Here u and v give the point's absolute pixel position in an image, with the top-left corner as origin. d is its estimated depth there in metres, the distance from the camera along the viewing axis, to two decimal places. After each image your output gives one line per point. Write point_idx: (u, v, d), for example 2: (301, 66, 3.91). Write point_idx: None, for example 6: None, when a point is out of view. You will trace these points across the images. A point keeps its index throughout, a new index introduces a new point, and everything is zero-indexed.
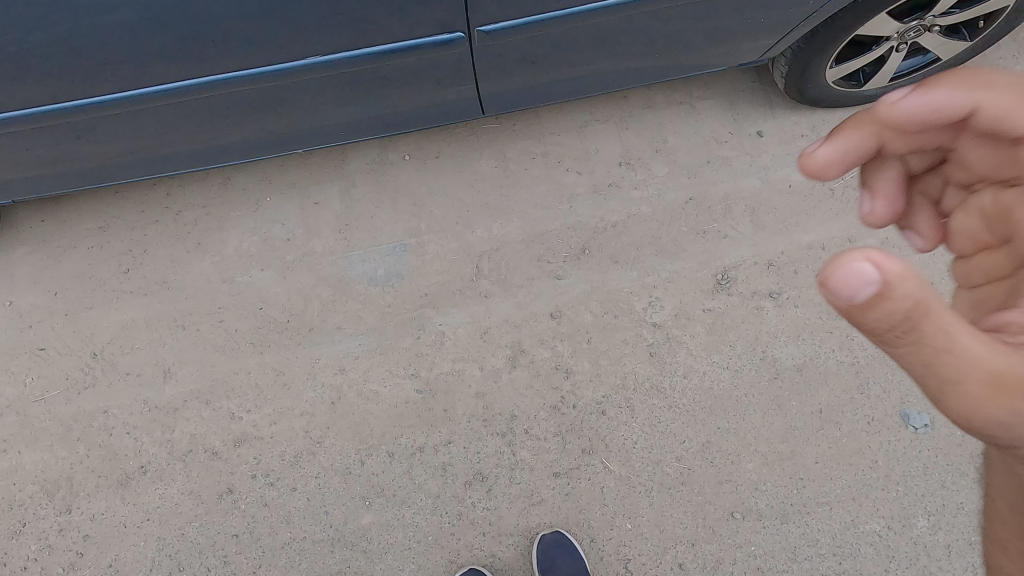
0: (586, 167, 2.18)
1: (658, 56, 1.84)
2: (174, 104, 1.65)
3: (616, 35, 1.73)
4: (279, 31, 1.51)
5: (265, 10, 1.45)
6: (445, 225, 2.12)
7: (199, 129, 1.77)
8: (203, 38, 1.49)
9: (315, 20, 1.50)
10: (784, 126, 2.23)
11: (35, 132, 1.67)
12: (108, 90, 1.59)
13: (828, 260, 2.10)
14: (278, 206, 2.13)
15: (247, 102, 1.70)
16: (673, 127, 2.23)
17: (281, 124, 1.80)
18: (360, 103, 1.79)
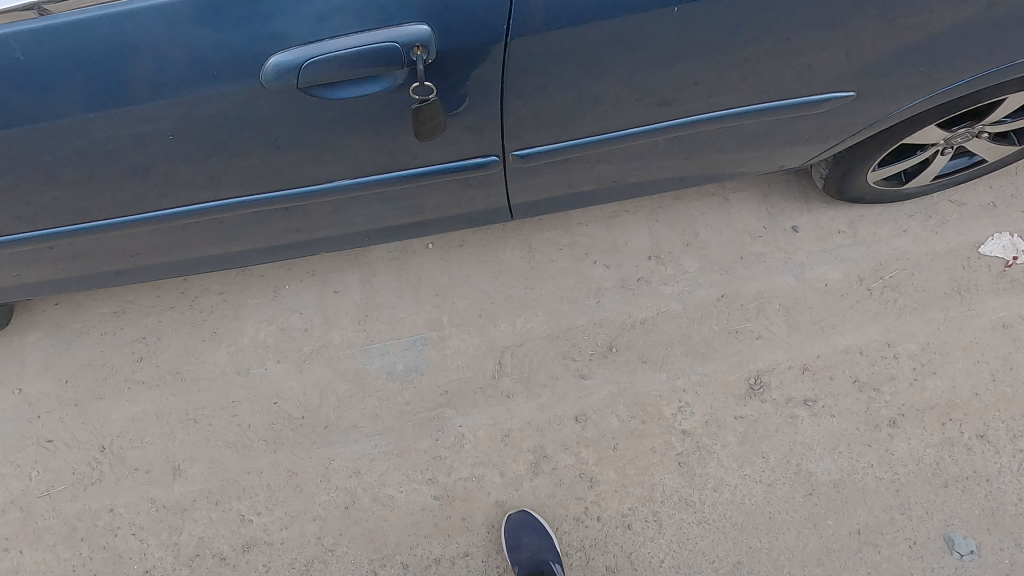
0: (613, 260, 2.11)
1: (695, 168, 1.77)
2: (188, 229, 1.58)
3: (652, 148, 1.65)
4: (303, 158, 1.43)
5: (285, 137, 1.35)
6: (468, 318, 2.05)
7: (216, 250, 1.69)
8: (217, 161, 1.39)
9: (339, 150, 1.41)
10: (819, 221, 2.15)
11: (46, 255, 1.60)
12: (110, 211, 1.49)
13: (866, 365, 2.01)
14: (296, 295, 2.08)
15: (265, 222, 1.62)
16: (704, 220, 2.16)
17: (300, 242, 1.72)
18: (383, 221, 1.69)
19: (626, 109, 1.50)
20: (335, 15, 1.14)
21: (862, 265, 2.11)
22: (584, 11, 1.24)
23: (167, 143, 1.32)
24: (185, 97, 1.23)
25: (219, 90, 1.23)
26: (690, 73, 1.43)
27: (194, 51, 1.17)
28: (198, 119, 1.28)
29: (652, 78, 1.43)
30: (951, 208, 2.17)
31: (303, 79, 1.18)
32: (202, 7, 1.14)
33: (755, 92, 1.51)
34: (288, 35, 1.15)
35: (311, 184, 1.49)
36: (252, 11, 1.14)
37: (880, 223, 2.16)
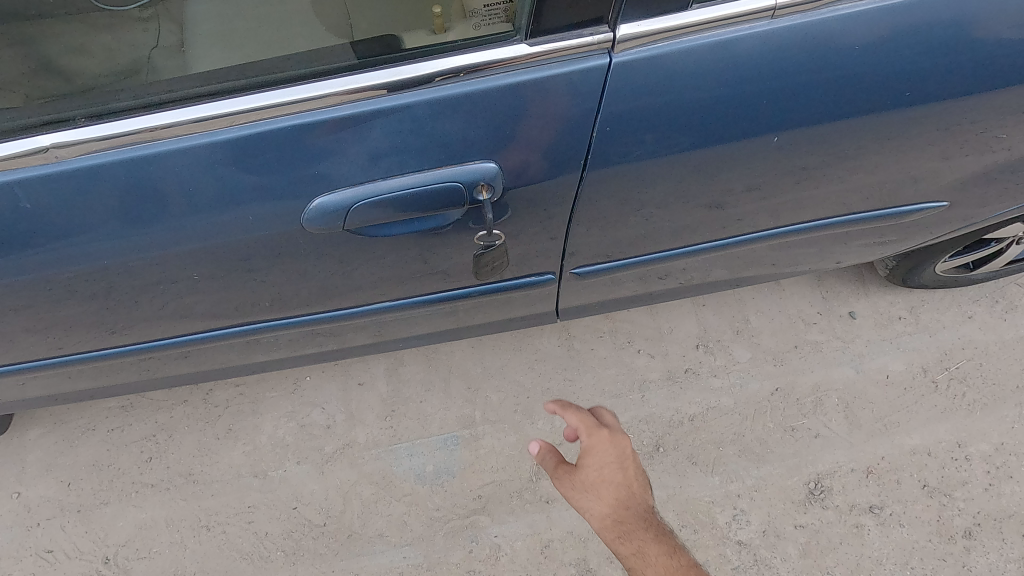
0: (658, 349, 1.97)
1: (760, 268, 1.63)
2: (216, 346, 1.45)
3: (717, 256, 1.51)
4: (344, 283, 1.30)
5: (313, 258, 1.20)
6: (503, 414, 1.90)
7: (241, 361, 1.54)
8: (236, 277, 1.24)
9: (387, 272, 1.30)
10: (877, 305, 2.01)
11: (60, 373, 1.47)
12: (122, 331, 1.37)
13: (935, 468, 1.84)
14: (318, 387, 1.94)
15: (297, 341, 1.49)
16: (755, 305, 2.02)
17: (332, 352, 1.58)
18: (415, 331, 1.54)
19: (673, 214, 1.33)
20: (392, 154, 1.03)
21: (926, 355, 1.96)
22: (660, 128, 1.09)
23: (188, 266, 1.19)
24: (215, 229, 1.11)
25: (255, 224, 1.11)
26: (759, 178, 1.27)
27: (230, 188, 1.06)
28: (222, 245, 1.14)
29: (724, 184, 1.27)
30: (1018, 291, 2.03)
31: (354, 221, 1.08)
32: (243, 146, 1.02)
33: (821, 188, 1.36)
34: (334, 175, 1.04)
35: (335, 298, 1.35)
36: (299, 150, 1.03)
37: (943, 308, 2.02)
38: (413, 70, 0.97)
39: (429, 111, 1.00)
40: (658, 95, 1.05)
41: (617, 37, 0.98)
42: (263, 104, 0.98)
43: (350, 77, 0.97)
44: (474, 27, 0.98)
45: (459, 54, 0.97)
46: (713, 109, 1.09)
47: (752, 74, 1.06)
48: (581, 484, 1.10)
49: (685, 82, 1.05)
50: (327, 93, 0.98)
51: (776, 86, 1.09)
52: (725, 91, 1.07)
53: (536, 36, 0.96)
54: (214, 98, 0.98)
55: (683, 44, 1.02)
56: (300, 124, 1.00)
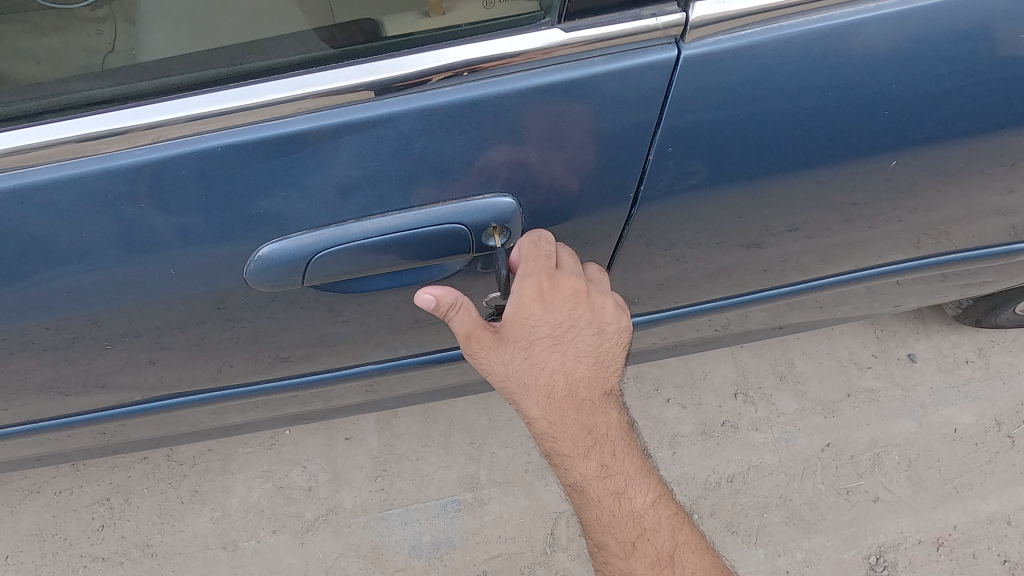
0: (691, 398, 1.70)
1: (825, 316, 1.35)
2: (169, 416, 1.20)
3: (779, 307, 1.24)
4: (318, 346, 1.05)
5: (266, 318, 0.91)
6: (512, 474, 1.64)
7: (204, 428, 1.29)
8: (148, 340, 0.92)
9: (371, 327, 1.03)
10: (939, 346, 1.76)
11: None
12: (45, 399, 1.11)
13: (1019, 540, 1.54)
14: (299, 441, 1.69)
15: (267, 406, 1.24)
16: (800, 346, 1.77)
17: (311, 413, 1.32)
18: (412, 387, 1.27)
19: (707, 255, 1.00)
20: (366, 186, 0.70)
21: (1000, 405, 1.68)
22: (744, 152, 0.77)
23: (106, 335, 0.89)
24: (120, 292, 0.79)
25: (179, 282, 0.78)
26: (852, 213, 0.98)
27: (133, 236, 0.73)
28: (131, 312, 0.83)
29: (807, 219, 0.96)
30: None
31: (315, 278, 0.75)
32: (149, 177, 0.69)
33: (865, 231, 1.05)
34: (277, 219, 0.72)
35: (331, 350, 1.07)
36: (230, 183, 0.69)
37: (1016, 350, 1.75)
38: (391, 69, 0.64)
39: (414, 126, 0.67)
40: (744, 102, 0.72)
41: (692, 19, 0.65)
42: (175, 117, 0.65)
43: (301, 77, 0.64)
44: (485, 2, 0.65)
45: (461, 44, 0.64)
46: (816, 122, 0.76)
47: (879, 77, 0.74)
48: (517, 338, 0.82)
49: (785, 89, 0.72)
50: (266, 102, 0.64)
51: (906, 89, 0.76)
52: (837, 100, 0.74)
53: (575, 17, 0.63)
54: (101, 108, 0.65)
55: (785, 33, 0.69)
56: (230, 144, 0.67)
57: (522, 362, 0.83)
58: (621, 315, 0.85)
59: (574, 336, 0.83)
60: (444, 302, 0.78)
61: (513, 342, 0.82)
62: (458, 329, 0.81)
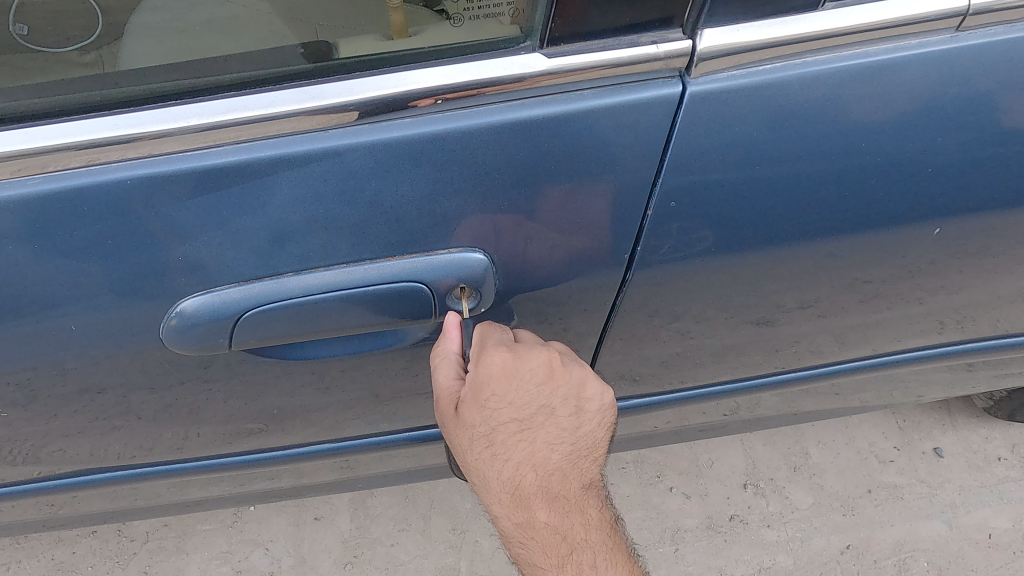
0: (696, 488, 1.54)
1: (846, 402, 1.22)
2: (79, 499, 1.00)
3: (795, 391, 1.11)
4: (270, 423, 0.90)
5: (201, 386, 0.78)
6: (496, 568, 1.47)
7: (145, 514, 1.13)
8: (106, 402, 0.79)
9: (328, 405, 0.89)
10: (968, 440, 1.62)
11: None
12: None
13: None
14: (264, 521, 1.53)
15: (211, 490, 1.07)
16: (816, 434, 1.63)
17: (266, 497, 1.17)
18: (382, 470, 1.11)
19: (715, 331, 0.89)
20: (309, 233, 0.60)
21: None
22: (755, 211, 0.66)
23: (13, 397, 0.75)
24: (18, 347, 0.66)
25: (88, 340, 0.66)
26: (883, 288, 0.87)
27: (29, 284, 0.61)
28: (36, 372, 0.70)
29: (825, 294, 0.86)
30: None
31: (245, 339, 0.64)
32: (48, 213, 0.58)
33: (884, 312, 0.94)
34: (204, 269, 0.61)
35: (297, 424, 0.92)
36: (147, 224, 0.59)
37: None
38: (342, 94, 0.55)
39: (368, 165, 0.58)
40: (754, 152, 0.62)
41: (698, 49, 0.55)
42: (79, 142, 0.54)
43: (231, 100, 0.55)
44: (453, 19, 0.57)
45: (423, 69, 0.55)
46: (839, 177, 0.66)
47: (908, 130, 0.64)
48: (477, 424, 0.64)
49: (804, 135, 0.62)
50: (189, 129, 0.55)
51: (941, 142, 0.66)
52: (865, 153, 0.65)
53: (561, 40, 0.54)
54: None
55: (805, 70, 0.59)
56: (147, 177, 0.57)
57: (481, 450, 0.65)
58: (603, 389, 0.67)
59: (545, 420, 0.66)
60: (450, 336, 0.64)
61: (472, 429, 0.64)
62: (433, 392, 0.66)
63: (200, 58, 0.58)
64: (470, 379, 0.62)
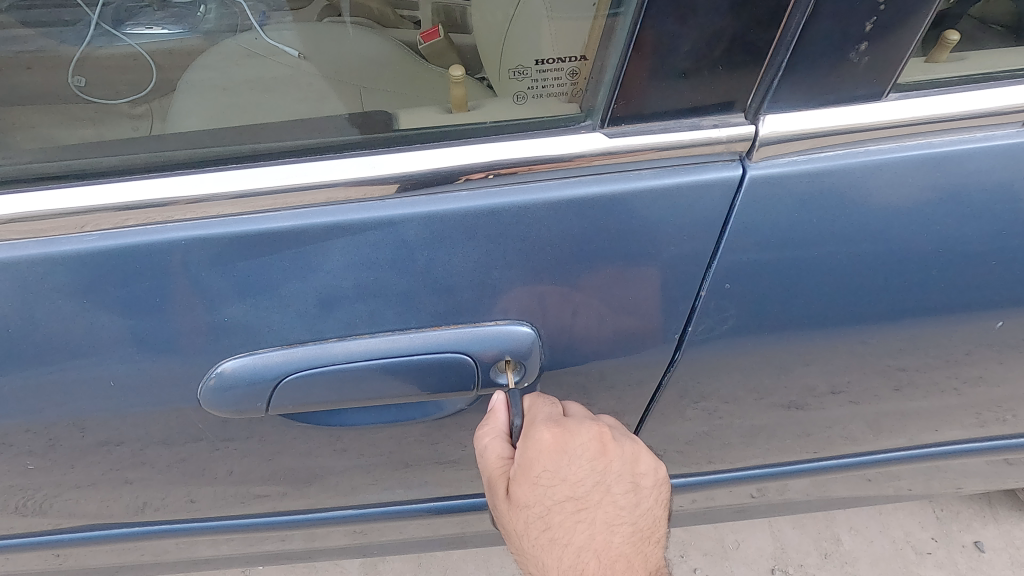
0: (722, 571, 1.47)
1: (885, 490, 1.17)
2: (90, 552, 0.97)
3: (833, 476, 1.06)
4: (292, 483, 0.88)
5: (228, 443, 0.77)
6: None
7: (153, 570, 1.10)
8: (116, 457, 0.78)
9: (353, 468, 0.87)
10: (1011, 536, 1.53)
11: None
12: None
13: None
14: None
15: (222, 549, 1.04)
16: (848, 520, 1.56)
17: (278, 559, 1.13)
18: (398, 538, 1.07)
19: (744, 412, 0.86)
20: (356, 300, 0.60)
21: None
22: (810, 294, 0.65)
23: (32, 444, 0.74)
24: (54, 398, 0.66)
25: (111, 394, 0.66)
26: (935, 375, 0.85)
27: (70, 336, 0.61)
28: (66, 423, 0.70)
29: (871, 379, 0.83)
30: None
31: (281, 404, 0.64)
32: (98, 269, 0.58)
33: (932, 399, 0.90)
34: (248, 332, 0.61)
35: (316, 488, 0.90)
36: (196, 285, 0.59)
37: None
38: (400, 165, 0.56)
39: (422, 236, 0.58)
40: (813, 237, 0.61)
41: (760, 133, 0.55)
42: (141, 200, 0.56)
43: (292, 167, 0.57)
44: (518, 98, 0.60)
45: (481, 144, 0.56)
46: (898, 266, 0.64)
47: (971, 221, 0.62)
48: (531, 504, 0.60)
49: (863, 222, 0.61)
50: (245, 192, 0.56)
51: (1004, 236, 0.64)
52: (925, 243, 0.63)
53: (622, 121, 0.54)
54: (60, 183, 0.58)
55: (864, 157, 0.59)
56: (198, 239, 0.58)
57: (538, 531, 0.60)
58: (656, 462, 0.65)
59: (601, 498, 0.62)
60: (498, 415, 0.64)
61: (526, 509, 0.60)
62: (482, 471, 0.64)
63: (281, 129, 0.63)
64: (519, 456, 0.60)
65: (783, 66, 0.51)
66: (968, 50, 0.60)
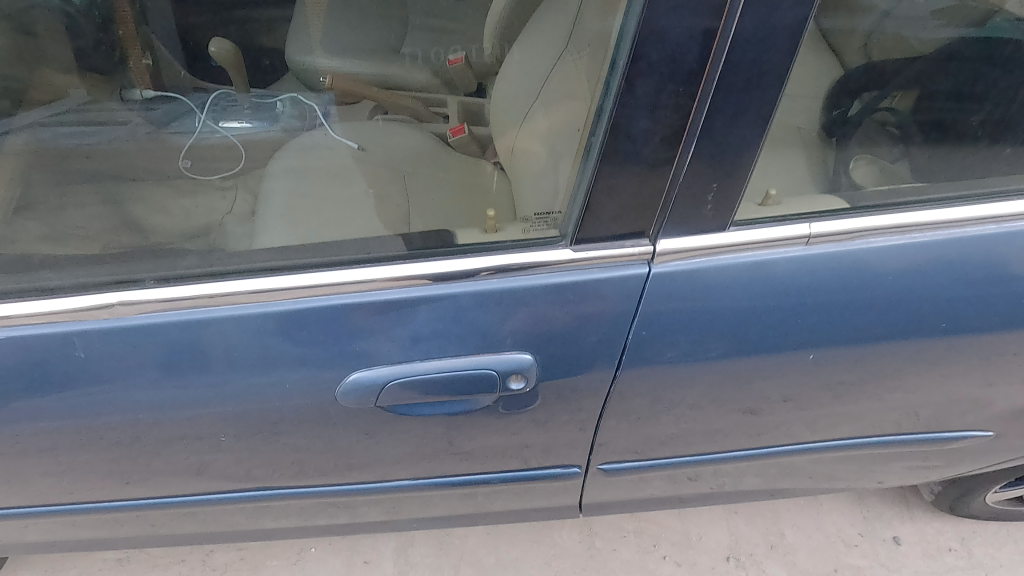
0: (686, 556, 1.82)
1: (798, 486, 1.52)
2: (209, 511, 1.33)
3: (756, 470, 1.42)
4: (360, 464, 1.25)
5: (320, 429, 1.14)
6: None
7: (246, 535, 1.45)
8: (247, 441, 1.16)
9: (404, 454, 1.24)
10: (923, 532, 1.87)
11: (53, 529, 1.37)
12: (119, 489, 1.27)
13: None
14: (321, 561, 1.81)
15: (302, 516, 1.39)
16: (790, 518, 1.90)
17: (337, 530, 1.48)
18: (426, 513, 1.43)
19: (693, 418, 1.23)
20: (431, 338, 1.00)
21: None
22: (708, 338, 1.04)
23: (194, 429, 1.13)
24: (241, 396, 1.07)
25: (260, 396, 1.07)
26: (804, 392, 1.21)
27: (261, 359, 1.03)
28: (239, 412, 1.10)
29: (757, 393, 1.18)
30: None
31: (385, 400, 1.04)
32: (284, 322, 1.00)
33: (810, 410, 1.26)
34: (361, 355, 1.01)
35: (376, 467, 1.27)
36: (333, 331, 1.00)
37: (997, 542, 1.85)
38: (455, 266, 0.97)
39: (471, 302, 0.98)
40: (705, 304, 1.01)
41: (658, 250, 0.96)
42: (312, 283, 0.99)
43: (395, 265, 0.98)
44: (524, 229, 1.02)
45: (504, 253, 0.98)
46: (762, 320, 1.04)
47: (797, 295, 1.03)
48: None
49: (741, 295, 1.01)
50: (369, 280, 0.98)
51: (828, 299, 1.04)
52: (776, 301, 1.02)
53: (581, 242, 0.96)
54: (267, 273, 1.01)
55: (728, 259, 0.99)
56: (340, 305, 0.99)
57: None
58: None
59: None
60: None
61: None
62: None
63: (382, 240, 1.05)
64: None
65: (665, 218, 0.94)
66: (783, 200, 1.01)
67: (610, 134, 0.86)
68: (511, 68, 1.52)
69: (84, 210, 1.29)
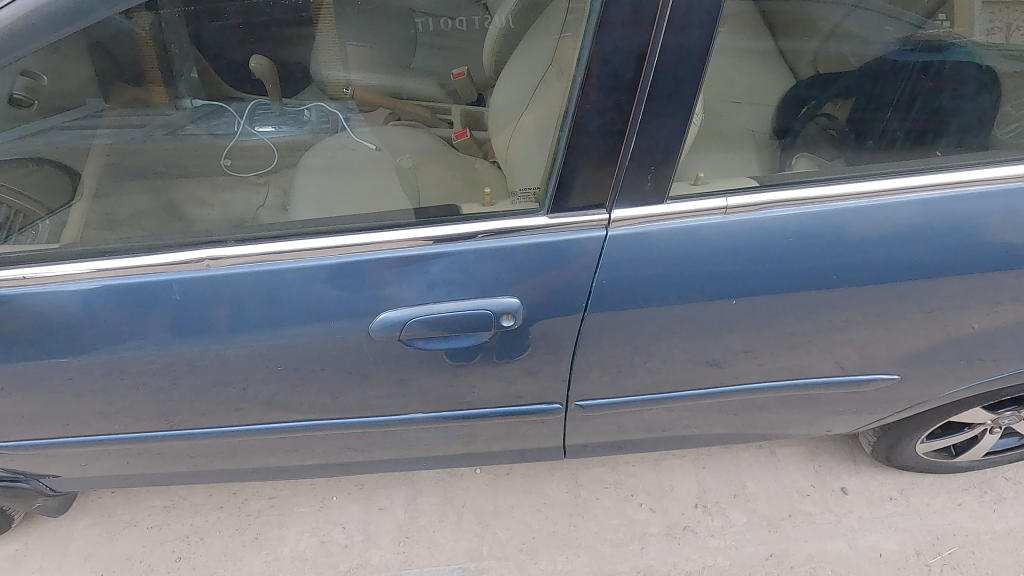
0: (659, 504, 2.09)
1: (750, 436, 1.80)
2: (255, 442, 1.60)
3: (711, 417, 1.70)
4: (381, 403, 1.52)
5: (352, 369, 1.42)
6: (508, 551, 1.97)
7: (282, 472, 1.73)
8: (291, 377, 1.44)
9: (417, 395, 1.51)
10: (868, 484, 2.14)
11: (123, 462, 1.64)
12: (182, 423, 1.54)
13: None
14: (342, 507, 2.08)
15: (331, 453, 1.67)
16: (751, 473, 2.17)
17: (359, 469, 1.75)
18: (433, 454, 1.71)
19: (654, 367, 1.51)
20: (443, 285, 1.28)
21: (917, 537, 2.00)
22: (659, 290, 1.31)
23: (250, 365, 1.40)
24: (290, 335, 1.34)
25: (306, 336, 1.34)
26: (741, 340, 1.46)
27: (308, 304, 1.31)
28: (288, 349, 1.37)
29: (706, 344, 1.45)
30: (1006, 484, 2.12)
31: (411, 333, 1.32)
32: (327, 272, 1.28)
33: (755, 364, 1.53)
34: (386, 299, 1.29)
35: (394, 407, 1.54)
36: (365, 281, 1.28)
37: (932, 493, 2.11)
38: (462, 227, 1.26)
39: (473, 257, 1.26)
40: (657, 261, 1.28)
41: (614, 218, 1.25)
42: (352, 241, 1.27)
43: (415, 228, 1.27)
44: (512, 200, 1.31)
45: (500, 218, 1.26)
46: (703, 275, 1.31)
47: (729, 250, 1.29)
48: None
49: (686, 254, 1.28)
50: (394, 239, 1.27)
51: (757, 258, 1.30)
52: (717, 261, 1.30)
53: (556, 211, 1.24)
54: (315, 233, 1.28)
55: (675, 224, 1.26)
56: (371, 259, 1.27)
57: None
58: None
59: None
60: None
61: None
62: None
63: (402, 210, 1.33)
64: None
65: (617, 192, 1.22)
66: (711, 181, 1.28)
67: (573, 130, 1.16)
68: (506, 83, 1.78)
69: (138, 199, 1.61)
